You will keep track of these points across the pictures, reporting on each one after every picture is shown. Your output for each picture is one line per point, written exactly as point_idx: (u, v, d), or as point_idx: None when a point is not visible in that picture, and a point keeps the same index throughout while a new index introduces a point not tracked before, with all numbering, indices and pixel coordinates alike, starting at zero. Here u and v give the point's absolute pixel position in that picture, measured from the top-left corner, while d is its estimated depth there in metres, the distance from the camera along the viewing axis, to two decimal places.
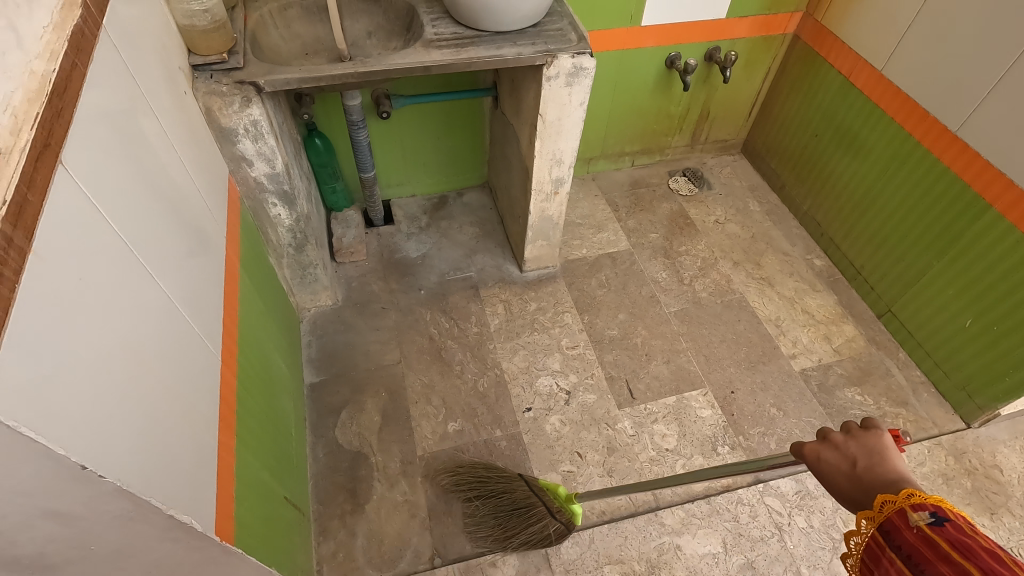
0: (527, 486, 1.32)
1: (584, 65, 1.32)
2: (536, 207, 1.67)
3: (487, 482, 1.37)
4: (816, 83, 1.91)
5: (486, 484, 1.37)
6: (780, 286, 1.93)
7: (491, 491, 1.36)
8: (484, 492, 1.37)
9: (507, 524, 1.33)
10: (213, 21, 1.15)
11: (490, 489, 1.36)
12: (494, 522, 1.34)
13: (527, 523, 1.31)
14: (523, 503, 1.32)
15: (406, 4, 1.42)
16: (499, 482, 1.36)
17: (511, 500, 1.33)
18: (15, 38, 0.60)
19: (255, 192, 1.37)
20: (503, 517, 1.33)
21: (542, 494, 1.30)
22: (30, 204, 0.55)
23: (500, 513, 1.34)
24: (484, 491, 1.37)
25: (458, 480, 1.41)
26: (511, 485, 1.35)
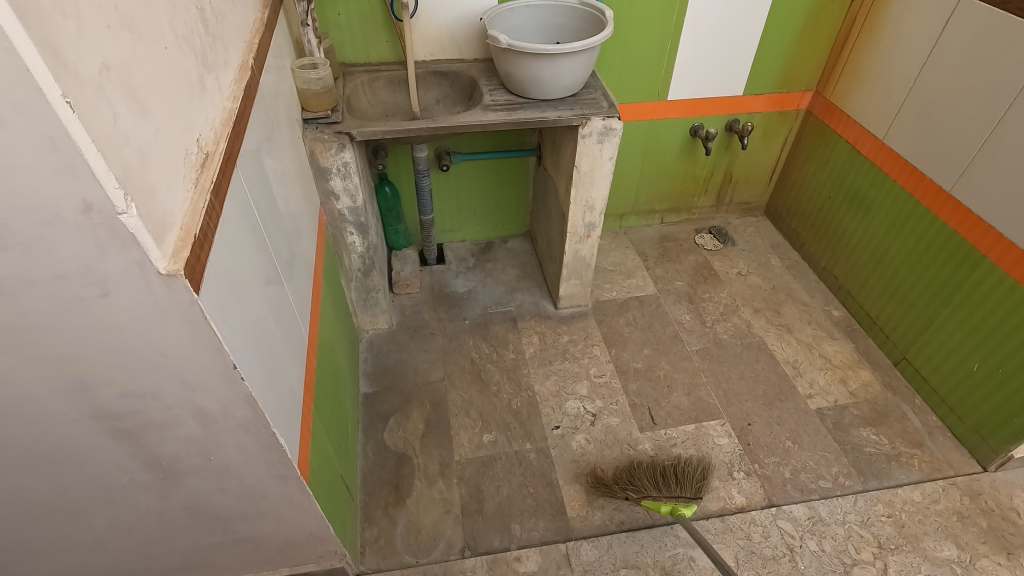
0: (687, 493, 1.49)
1: (613, 126, 1.59)
2: (571, 247, 1.90)
3: (700, 478, 1.54)
4: (828, 151, 2.13)
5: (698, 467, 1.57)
6: (798, 332, 2.06)
7: (688, 474, 1.54)
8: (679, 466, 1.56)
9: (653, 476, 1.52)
10: (322, 86, 1.49)
11: (690, 466, 1.56)
12: (648, 467, 1.57)
13: (640, 477, 1.54)
14: (689, 491, 1.50)
15: (469, 78, 1.76)
16: (688, 480, 1.51)
17: (670, 484, 1.50)
18: (218, 85, 0.90)
19: (337, 221, 1.66)
20: (662, 470, 1.55)
21: (681, 497, 1.48)
22: (224, 187, 0.81)
23: (671, 468, 1.55)
24: (689, 467, 1.57)
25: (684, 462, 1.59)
26: (688, 485, 1.50)
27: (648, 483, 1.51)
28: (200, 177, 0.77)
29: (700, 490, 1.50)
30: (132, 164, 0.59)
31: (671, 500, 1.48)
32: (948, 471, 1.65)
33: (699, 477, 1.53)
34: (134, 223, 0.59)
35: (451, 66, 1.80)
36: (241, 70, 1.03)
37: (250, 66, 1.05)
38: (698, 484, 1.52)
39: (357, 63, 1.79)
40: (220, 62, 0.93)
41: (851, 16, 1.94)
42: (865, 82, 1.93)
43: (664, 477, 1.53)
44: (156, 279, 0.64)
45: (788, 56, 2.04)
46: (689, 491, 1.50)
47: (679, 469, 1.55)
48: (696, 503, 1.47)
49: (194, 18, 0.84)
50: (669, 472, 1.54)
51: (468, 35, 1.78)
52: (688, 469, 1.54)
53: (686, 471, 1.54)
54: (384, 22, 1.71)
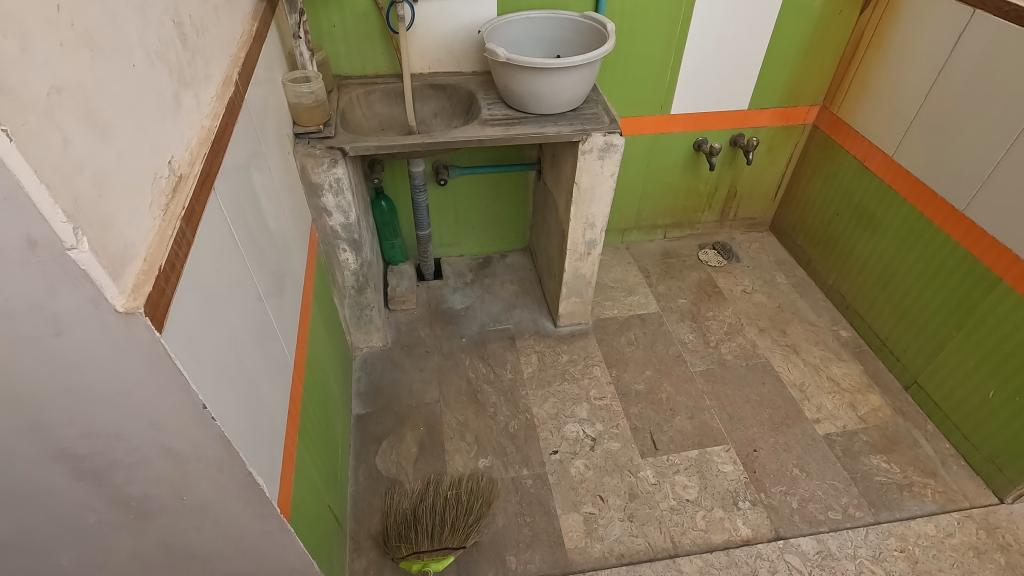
0: (451, 543, 1.42)
1: (614, 142, 1.54)
2: (571, 265, 1.85)
3: (474, 520, 1.47)
4: (835, 167, 2.07)
5: (476, 501, 1.50)
6: (805, 353, 2.00)
7: (462, 515, 1.46)
8: (456, 503, 1.48)
9: (425, 528, 1.42)
10: (315, 100, 1.44)
11: (467, 502, 1.49)
12: (424, 510, 1.46)
13: (415, 527, 1.43)
14: (453, 536, 1.43)
15: (468, 92, 1.72)
16: (458, 528, 1.44)
17: (440, 532, 1.42)
18: (196, 103, 0.86)
19: (330, 238, 1.61)
20: (432, 513, 1.45)
21: (440, 548, 1.41)
22: (198, 212, 0.76)
23: (447, 507, 1.47)
24: (465, 503, 1.49)
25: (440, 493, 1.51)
26: (453, 535, 1.42)
27: (417, 538, 1.41)
28: (171, 203, 0.72)
29: (466, 536, 1.43)
30: (85, 194, 0.54)
31: (431, 554, 1.41)
32: (963, 502, 1.59)
33: (471, 521, 1.46)
34: (85, 258, 0.54)
35: (449, 79, 1.76)
36: (224, 85, 0.98)
37: (233, 80, 1.00)
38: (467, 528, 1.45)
39: (352, 76, 1.75)
40: (200, 77, 0.88)
41: (858, 29, 1.89)
42: (874, 97, 1.88)
43: (432, 527, 1.43)
44: (113, 318, 0.59)
45: (794, 70, 1.99)
46: (455, 538, 1.43)
47: (452, 510, 1.46)
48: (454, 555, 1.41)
49: (170, 32, 0.79)
50: (442, 518, 1.44)
51: (467, 48, 1.74)
52: (462, 509, 1.46)
53: (462, 512, 1.46)
54: (380, 34, 1.67)
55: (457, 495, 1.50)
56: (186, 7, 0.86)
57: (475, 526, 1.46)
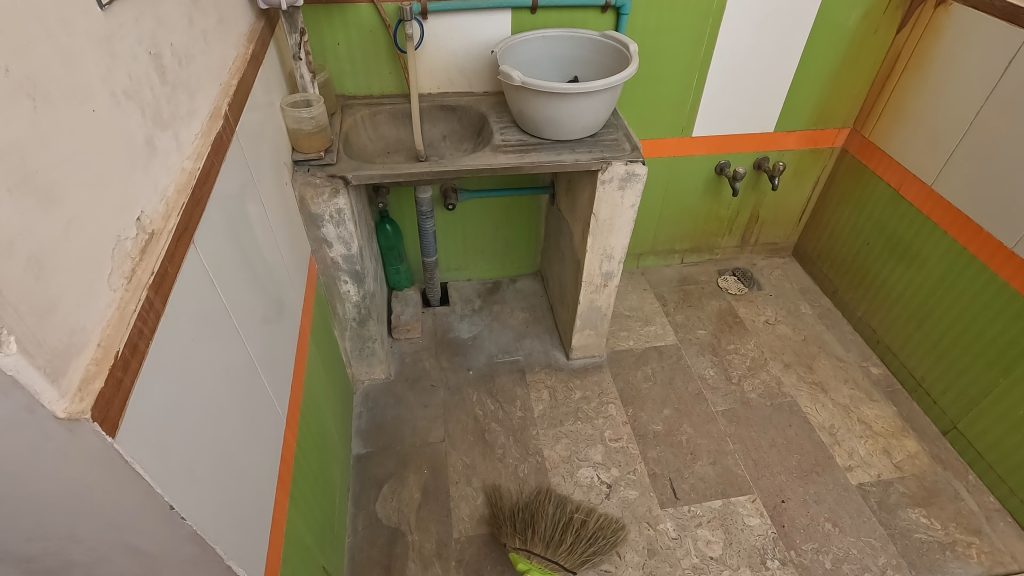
0: (564, 562, 1.38)
1: (636, 171, 1.43)
2: (586, 297, 1.74)
3: (593, 552, 1.42)
4: (865, 194, 1.96)
5: (606, 537, 1.45)
6: (834, 392, 1.88)
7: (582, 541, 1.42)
8: (583, 527, 1.45)
9: (545, 531, 1.42)
10: (315, 125, 1.33)
11: (596, 531, 1.45)
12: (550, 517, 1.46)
13: (535, 526, 1.43)
14: (565, 558, 1.39)
15: (479, 114, 1.62)
16: (574, 550, 1.40)
17: (558, 547, 1.40)
18: (176, 144, 0.76)
19: (330, 270, 1.51)
20: (556, 522, 1.45)
21: (551, 562, 1.39)
22: (172, 275, 0.66)
23: (571, 525, 1.44)
24: (592, 533, 1.44)
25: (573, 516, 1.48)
26: (569, 556, 1.39)
27: (535, 538, 1.41)
28: (138, 268, 0.62)
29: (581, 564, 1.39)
30: (16, 282, 0.44)
31: (542, 560, 1.39)
32: (1012, 565, 1.46)
33: (590, 551, 1.41)
34: (14, 363, 0.44)
35: (459, 100, 1.66)
36: (212, 119, 0.88)
37: (223, 113, 0.90)
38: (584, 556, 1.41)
39: (357, 95, 1.65)
40: (181, 114, 0.78)
41: (894, 50, 1.78)
42: (911, 122, 1.76)
43: (552, 534, 1.42)
44: (52, 425, 0.49)
45: (824, 91, 1.88)
46: (569, 560, 1.39)
47: (578, 529, 1.43)
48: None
49: (144, 66, 0.69)
50: (567, 531, 1.43)
51: (478, 67, 1.64)
52: (587, 534, 1.43)
53: (585, 537, 1.43)
54: (387, 52, 1.57)
55: (587, 520, 1.47)
56: (167, 35, 0.76)
57: (590, 559, 1.41)
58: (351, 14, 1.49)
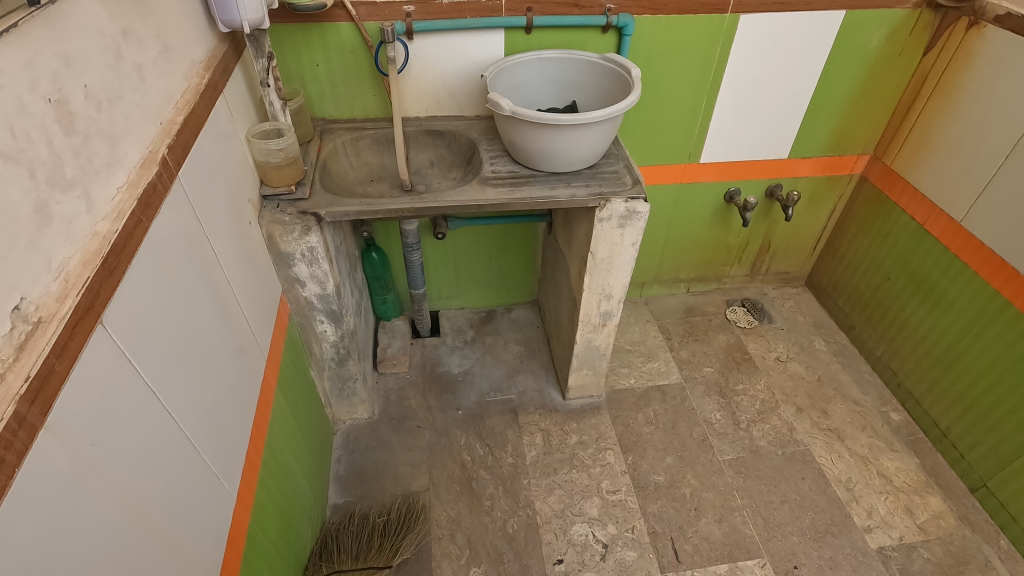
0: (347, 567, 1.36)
1: (637, 209, 1.31)
2: (583, 336, 1.61)
3: (400, 541, 1.45)
4: (887, 226, 1.82)
5: (399, 522, 1.48)
6: (851, 441, 1.74)
7: (389, 536, 1.44)
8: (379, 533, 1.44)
9: (352, 547, 1.39)
10: (285, 158, 1.22)
11: (395, 521, 1.48)
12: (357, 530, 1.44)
13: (340, 546, 1.39)
14: (377, 558, 1.41)
15: (469, 141, 1.50)
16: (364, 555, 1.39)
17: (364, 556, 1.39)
18: (86, 204, 0.64)
19: (304, 310, 1.39)
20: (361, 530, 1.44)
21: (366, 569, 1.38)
22: (57, 375, 0.55)
23: (376, 527, 1.45)
24: (390, 523, 1.47)
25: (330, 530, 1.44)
26: (379, 556, 1.40)
27: (341, 555, 1.36)
28: (7, 373, 0.50)
29: (393, 555, 1.42)
30: None
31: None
32: None
33: (399, 541, 1.44)
34: None
35: (448, 125, 1.54)
36: (143, 166, 0.77)
37: (159, 159, 0.79)
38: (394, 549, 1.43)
39: (339, 119, 1.54)
40: (95, 167, 0.66)
41: (921, 74, 1.64)
42: (939, 152, 1.62)
43: (359, 546, 1.40)
44: None
45: (843, 116, 1.74)
46: (381, 560, 1.40)
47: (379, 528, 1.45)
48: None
49: (37, 118, 0.58)
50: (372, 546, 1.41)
51: (469, 90, 1.53)
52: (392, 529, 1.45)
53: (386, 540, 1.44)
54: (370, 74, 1.46)
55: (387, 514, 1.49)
56: (78, 76, 0.65)
57: (404, 547, 1.44)
58: (330, 33, 1.38)
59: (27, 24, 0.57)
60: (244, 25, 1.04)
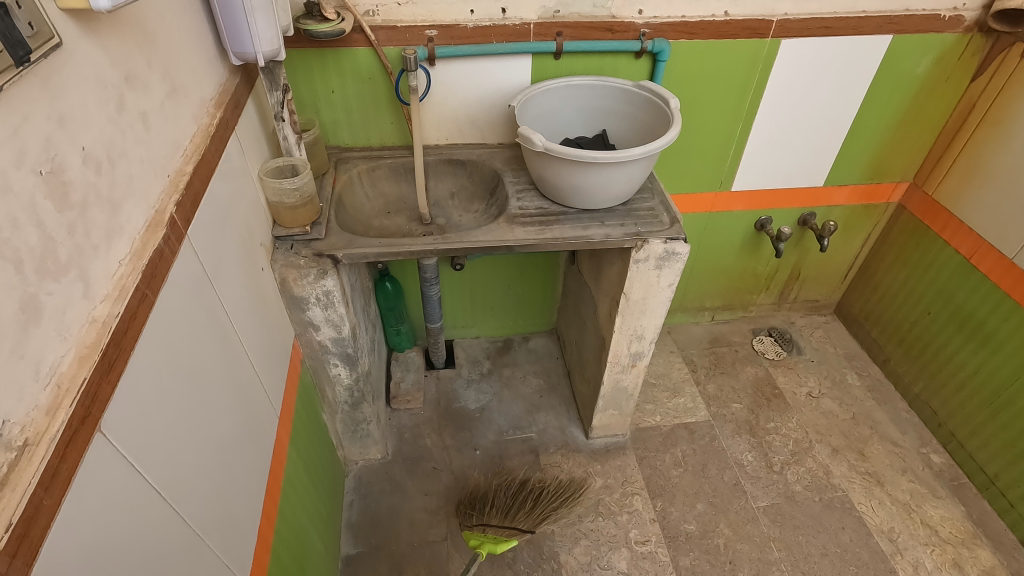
0: (521, 526, 1.42)
1: (677, 250, 1.22)
2: (611, 377, 1.52)
3: (550, 511, 1.50)
4: (928, 258, 1.74)
5: (551, 498, 1.52)
6: (891, 486, 1.65)
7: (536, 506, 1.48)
8: (536, 497, 1.51)
9: (501, 504, 1.45)
10: (301, 197, 1.13)
11: (548, 494, 1.53)
12: (511, 495, 1.50)
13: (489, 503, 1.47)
14: (524, 520, 1.43)
15: (493, 171, 1.41)
16: (531, 513, 1.45)
17: (516, 514, 1.44)
18: (83, 287, 0.55)
19: (317, 353, 1.30)
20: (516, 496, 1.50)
21: (507, 528, 1.41)
22: (44, 511, 0.45)
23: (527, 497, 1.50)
24: (546, 496, 1.53)
25: (493, 491, 1.52)
26: (526, 518, 1.43)
27: (491, 509, 1.44)
28: None
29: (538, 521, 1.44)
30: None
31: (497, 530, 1.40)
32: None
33: (548, 511, 1.49)
34: None
35: (469, 154, 1.46)
36: (149, 230, 0.68)
37: (167, 220, 0.70)
38: (540, 517, 1.46)
39: (354, 147, 1.45)
40: (93, 242, 0.57)
41: (968, 101, 1.55)
42: (987, 183, 1.54)
43: (509, 507, 1.46)
44: None
45: (883, 143, 1.66)
46: (526, 522, 1.43)
47: (534, 497, 1.50)
48: (519, 535, 1.38)
49: (25, 197, 0.49)
50: (523, 506, 1.46)
51: (492, 118, 1.44)
52: (546, 499, 1.51)
53: (541, 504, 1.49)
54: (389, 101, 1.37)
55: (545, 487, 1.56)
56: (75, 138, 0.56)
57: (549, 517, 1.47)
58: (347, 58, 1.29)
59: (14, 86, 0.48)
60: (258, 58, 0.95)
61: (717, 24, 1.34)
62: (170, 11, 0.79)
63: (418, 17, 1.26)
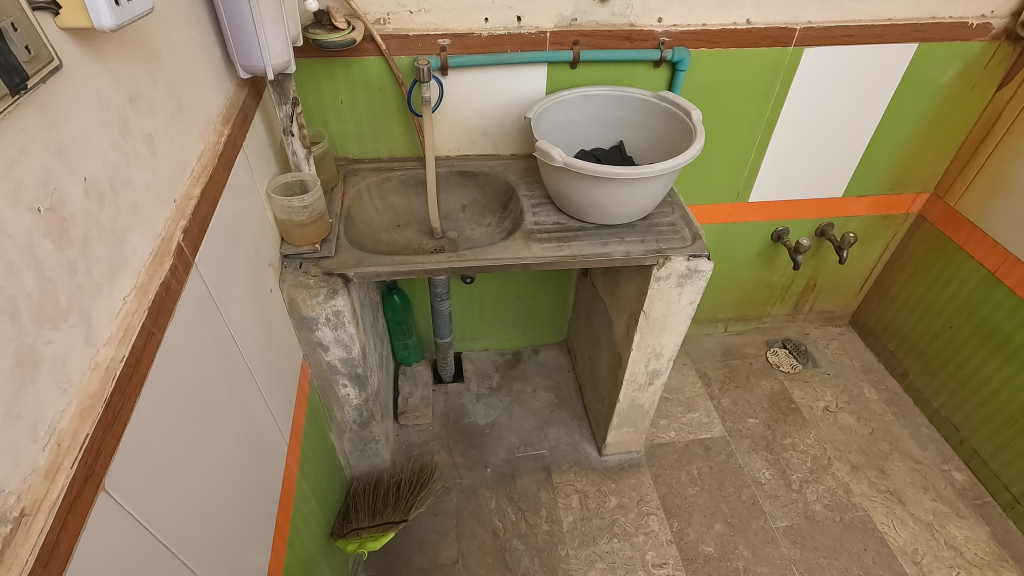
0: (393, 519, 1.40)
1: (699, 267, 1.17)
2: (627, 395, 1.48)
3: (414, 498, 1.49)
4: (950, 270, 1.70)
5: (413, 486, 1.52)
6: (913, 505, 1.60)
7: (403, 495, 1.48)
8: (392, 490, 1.48)
9: (367, 504, 1.40)
10: (310, 215, 1.08)
11: (408, 483, 1.51)
12: (373, 493, 1.46)
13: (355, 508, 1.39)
14: (393, 514, 1.42)
15: (506, 184, 1.37)
16: (399, 505, 1.44)
17: (380, 510, 1.41)
18: (85, 331, 0.51)
19: (326, 373, 1.25)
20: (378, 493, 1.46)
21: (380, 525, 1.37)
22: None
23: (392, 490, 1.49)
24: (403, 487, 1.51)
25: (358, 486, 1.47)
26: (395, 510, 1.42)
27: (358, 513, 1.37)
28: None
29: (409, 508, 1.45)
30: None
31: (371, 531, 1.36)
32: None
33: (412, 497, 1.48)
34: None
35: (482, 166, 1.41)
36: (154, 261, 0.63)
37: (174, 249, 0.65)
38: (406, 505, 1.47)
39: (363, 159, 1.40)
40: (96, 280, 0.53)
41: (993, 110, 1.51)
42: (1014, 195, 1.49)
43: (374, 503, 1.42)
44: None
45: (905, 153, 1.62)
46: (396, 514, 1.42)
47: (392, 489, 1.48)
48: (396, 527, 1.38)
49: (21, 238, 0.44)
50: (386, 500, 1.44)
51: (505, 128, 1.39)
52: (405, 489, 1.50)
53: (401, 495, 1.48)
54: (399, 111, 1.33)
55: (401, 479, 1.53)
56: (76, 167, 0.51)
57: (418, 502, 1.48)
58: (356, 68, 1.25)
59: (8, 117, 0.44)
60: (267, 71, 0.91)
61: (738, 33, 1.30)
62: (175, 24, 0.75)
63: (431, 26, 1.22)
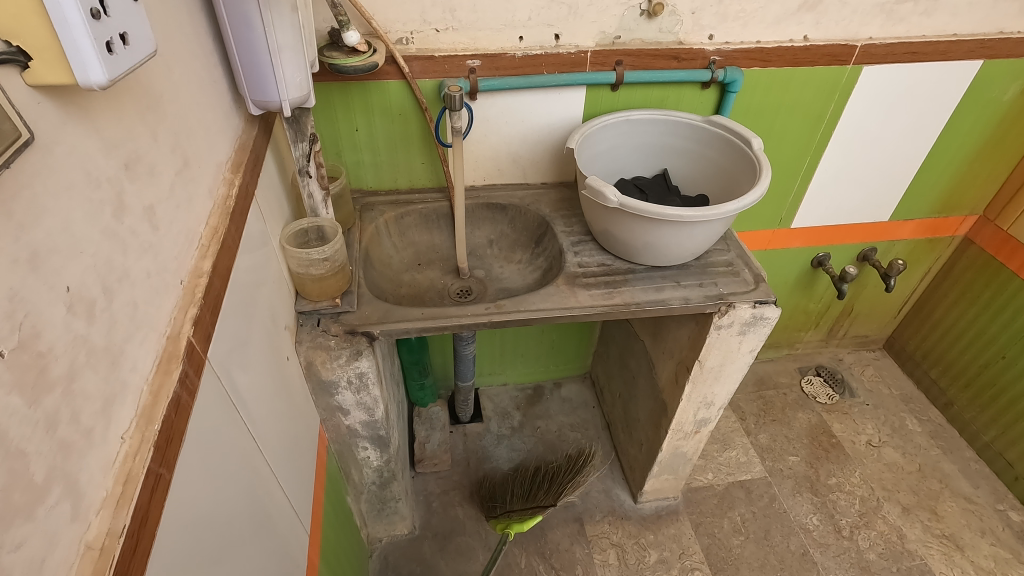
0: (546, 503, 1.37)
1: (766, 314, 1.05)
2: (670, 444, 1.35)
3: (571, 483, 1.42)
4: (1002, 297, 1.60)
5: (569, 472, 1.45)
6: (972, 552, 1.50)
7: (555, 483, 1.42)
8: (553, 476, 1.47)
9: (521, 491, 1.43)
10: (329, 267, 0.95)
11: (564, 471, 1.46)
12: (530, 481, 1.48)
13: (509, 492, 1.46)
14: (546, 499, 1.39)
15: (539, 218, 1.23)
16: (552, 489, 1.40)
17: (533, 496, 1.40)
18: (72, 504, 0.37)
19: (345, 437, 1.11)
20: (534, 482, 1.46)
21: (530, 509, 1.36)
22: None
23: (546, 480, 1.45)
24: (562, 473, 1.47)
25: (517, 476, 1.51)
26: (545, 495, 1.39)
27: (512, 498, 1.42)
28: None
29: (560, 495, 1.39)
30: None
31: (521, 513, 1.36)
32: None
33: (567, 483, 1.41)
34: None
35: (511, 197, 1.28)
36: (159, 370, 0.49)
37: (184, 351, 0.51)
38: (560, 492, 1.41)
39: (379, 190, 1.26)
40: (85, 428, 0.39)
41: None
42: None
43: (528, 492, 1.44)
44: None
45: (957, 175, 1.51)
46: (547, 500, 1.38)
47: (549, 477, 1.46)
48: (541, 511, 1.32)
49: None
50: (541, 487, 1.43)
51: (536, 155, 1.26)
52: (561, 476, 1.44)
53: (561, 478, 1.44)
54: (421, 139, 1.19)
55: (561, 467, 1.49)
56: (55, 278, 0.37)
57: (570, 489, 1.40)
58: (375, 93, 1.11)
59: None
60: (284, 107, 0.77)
61: (795, 50, 1.18)
62: (179, 59, 0.61)
63: (459, 45, 1.09)
